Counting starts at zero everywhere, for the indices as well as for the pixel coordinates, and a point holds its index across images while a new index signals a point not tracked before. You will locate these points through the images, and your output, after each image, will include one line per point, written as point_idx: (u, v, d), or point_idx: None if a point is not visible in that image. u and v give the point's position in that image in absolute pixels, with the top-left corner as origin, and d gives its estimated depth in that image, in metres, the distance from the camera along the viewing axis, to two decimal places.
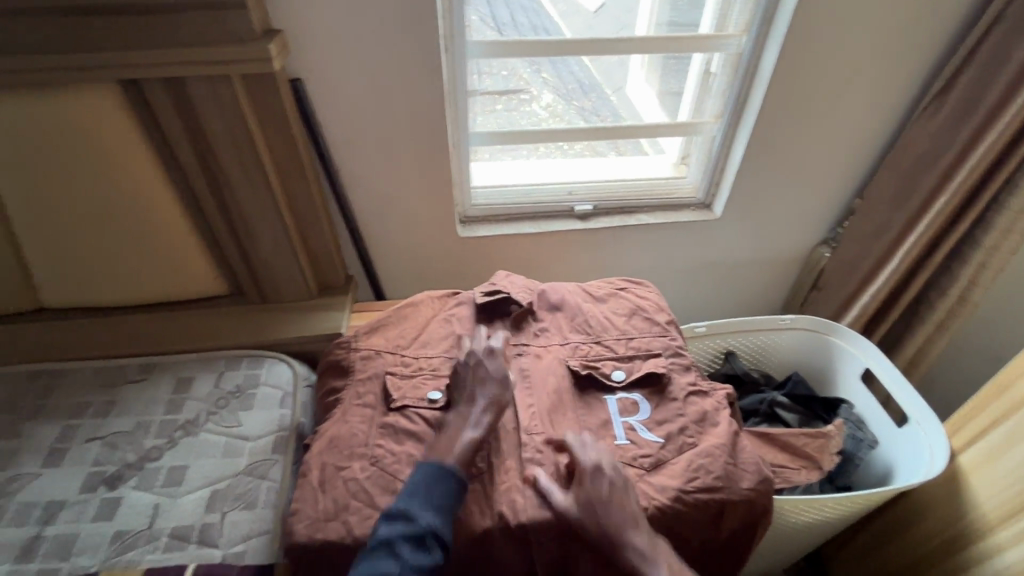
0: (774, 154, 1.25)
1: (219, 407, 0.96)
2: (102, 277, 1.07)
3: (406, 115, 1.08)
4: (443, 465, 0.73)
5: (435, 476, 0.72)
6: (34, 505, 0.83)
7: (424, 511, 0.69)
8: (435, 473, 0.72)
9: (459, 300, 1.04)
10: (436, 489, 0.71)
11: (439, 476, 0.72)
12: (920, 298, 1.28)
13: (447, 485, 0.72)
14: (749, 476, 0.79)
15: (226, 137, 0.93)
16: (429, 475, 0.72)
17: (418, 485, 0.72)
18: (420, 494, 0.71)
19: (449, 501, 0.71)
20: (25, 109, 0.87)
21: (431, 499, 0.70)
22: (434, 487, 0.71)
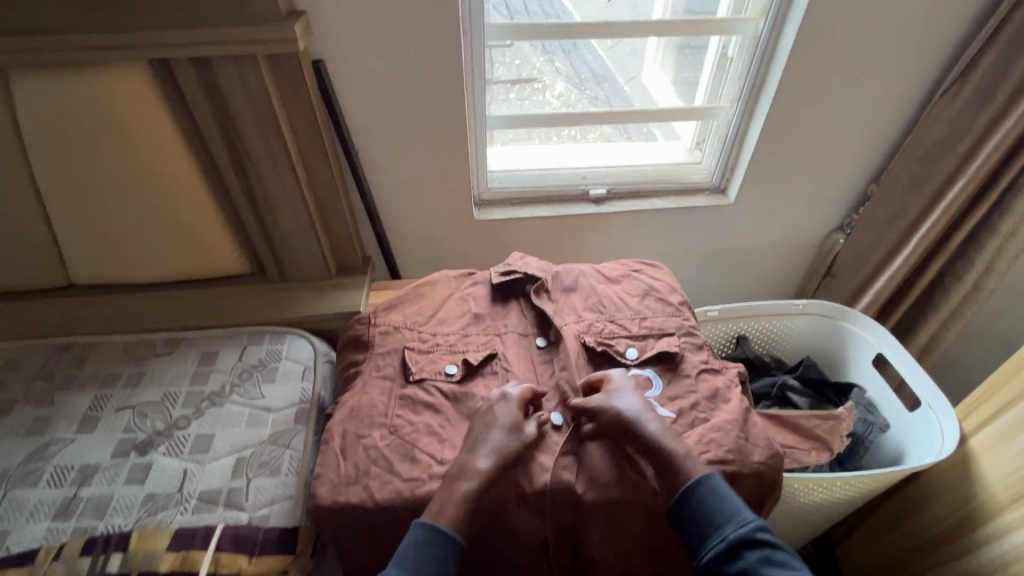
0: (789, 139, 1.25)
1: (243, 380, 1.00)
2: (130, 254, 1.10)
3: (423, 98, 1.09)
4: (432, 526, 0.68)
5: (425, 538, 0.67)
6: (70, 468, 0.87)
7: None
8: (424, 536, 0.67)
9: (475, 280, 1.06)
10: (425, 552, 0.66)
11: (428, 539, 0.67)
12: (935, 285, 1.27)
13: (436, 550, 0.66)
14: (760, 450, 0.80)
15: (250, 116, 0.96)
16: (418, 539, 0.67)
17: (407, 549, 0.67)
18: (407, 561, 0.65)
19: (438, 568, 0.66)
20: (58, 88, 0.90)
21: (419, 564, 0.65)
22: (424, 550, 0.66)
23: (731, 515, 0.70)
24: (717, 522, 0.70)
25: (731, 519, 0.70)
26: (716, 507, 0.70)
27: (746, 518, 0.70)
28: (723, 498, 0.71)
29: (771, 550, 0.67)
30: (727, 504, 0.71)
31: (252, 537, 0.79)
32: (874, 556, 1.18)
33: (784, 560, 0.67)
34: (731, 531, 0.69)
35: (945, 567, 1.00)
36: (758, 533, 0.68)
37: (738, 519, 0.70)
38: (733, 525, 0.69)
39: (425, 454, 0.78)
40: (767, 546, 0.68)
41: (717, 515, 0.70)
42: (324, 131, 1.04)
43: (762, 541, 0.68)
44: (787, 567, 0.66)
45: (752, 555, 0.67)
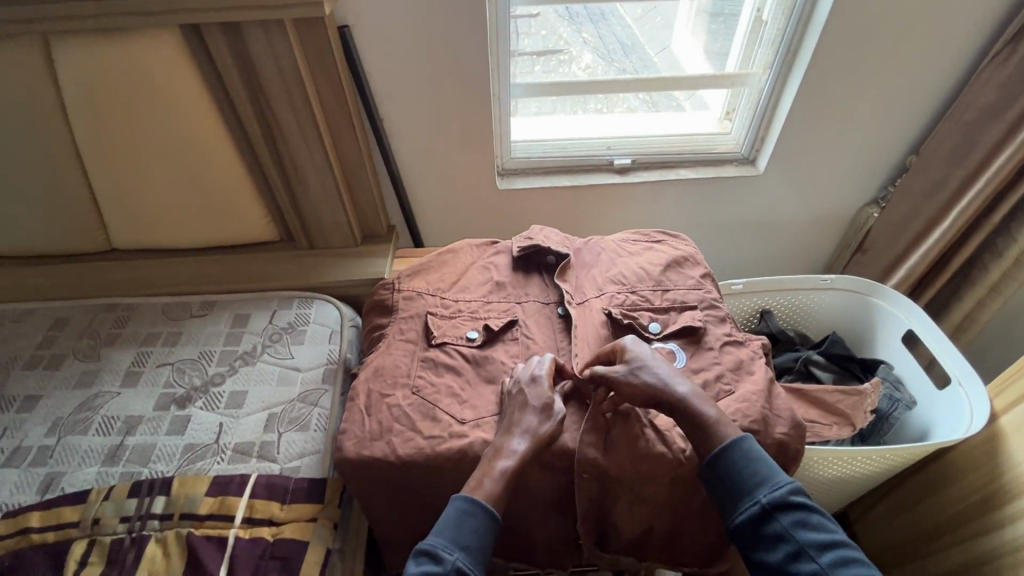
0: (824, 106, 1.20)
1: (274, 341, 1.04)
2: (166, 219, 1.15)
3: (446, 65, 1.09)
4: (473, 500, 0.69)
5: (466, 511, 0.68)
6: (116, 418, 0.93)
7: (452, 548, 0.66)
8: (466, 508, 0.69)
9: (497, 250, 1.07)
10: (466, 524, 0.68)
11: (470, 513, 0.68)
12: (973, 260, 1.22)
13: (476, 523, 0.68)
14: (783, 421, 0.80)
15: (278, 81, 0.97)
16: (460, 510, 0.68)
17: (448, 519, 0.68)
18: (448, 532, 0.67)
19: (477, 540, 0.68)
20: (96, 55, 0.93)
21: (459, 535, 0.67)
22: (464, 522, 0.68)
23: (763, 480, 0.71)
24: (750, 487, 0.71)
25: (763, 484, 0.70)
26: (748, 471, 0.71)
27: (780, 482, 0.70)
28: (756, 462, 0.71)
29: (805, 513, 0.69)
30: (759, 469, 0.71)
31: (284, 486, 0.83)
32: (893, 532, 1.18)
33: (817, 522, 0.68)
34: (764, 495, 0.70)
35: (965, 545, 0.99)
36: (791, 497, 0.69)
37: (772, 483, 0.70)
38: (766, 490, 0.70)
39: (445, 414, 0.80)
40: (801, 509, 0.69)
41: (749, 480, 0.71)
42: (350, 98, 1.05)
43: (796, 505, 0.69)
44: (821, 529, 0.67)
45: (786, 518, 0.68)
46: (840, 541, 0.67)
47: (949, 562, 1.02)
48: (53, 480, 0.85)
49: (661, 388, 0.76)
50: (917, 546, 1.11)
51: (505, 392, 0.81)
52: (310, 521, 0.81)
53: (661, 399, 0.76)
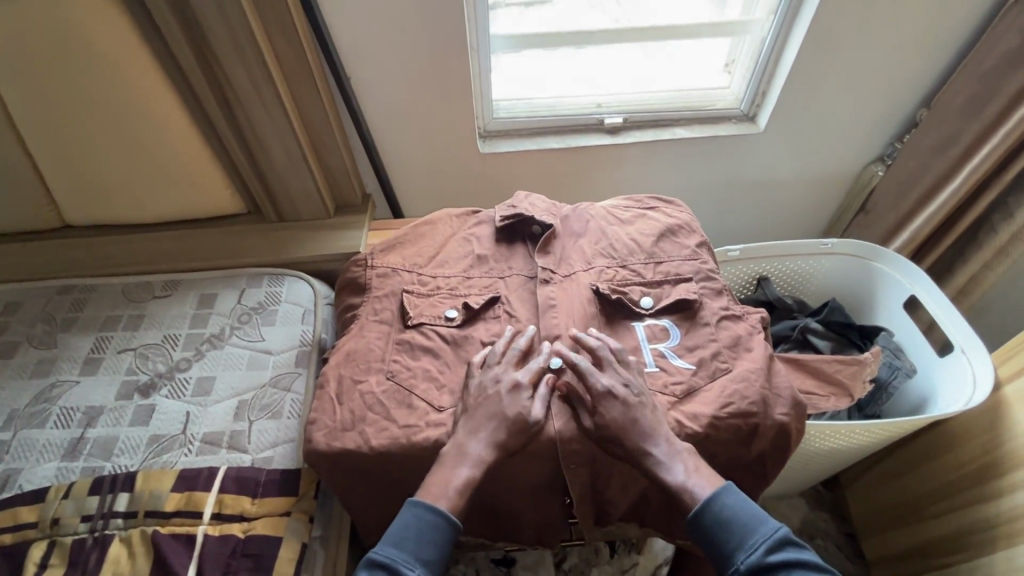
0: (831, 56, 1.11)
1: (243, 322, 0.97)
2: (120, 191, 1.06)
3: (416, 14, 0.98)
4: (439, 511, 0.65)
5: (432, 522, 0.65)
6: (75, 410, 0.87)
7: (413, 563, 0.62)
8: (431, 520, 0.65)
9: (479, 220, 1.00)
10: (429, 538, 0.64)
11: (435, 525, 0.65)
12: (981, 222, 1.16)
13: (439, 536, 0.65)
14: (784, 401, 0.76)
15: (226, 35, 0.87)
16: (424, 523, 0.64)
17: (410, 530, 0.64)
18: (409, 544, 0.63)
19: (439, 554, 0.64)
20: (13, 9, 0.82)
21: (420, 549, 0.63)
22: (429, 533, 0.64)
23: (739, 542, 0.65)
24: (728, 552, 0.65)
25: (739, 546, 0.64)
26: (721, 534, 0.66)
27: (757, 541, 0.64)
28: (729, 522, 0.66)
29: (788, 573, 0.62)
30: (733, 530, 0.65)
31: (255, 479, 0.79)
32: (883, 497, 1.17)
33: None
34: (742, 559, 0.63)
35: (960, 513, 0.97)
36: (771, 558, 0.63)
37: (748, 544, 0.64)
38: (743, 553, 0.64)
39: (423, 401, 0.76)
40: (783, 569, 0.62)
41: (724, 544, 0.65)
42: (310, 52, 0.95)
43: (777, 565, 0.62)
44: None
45: None
46: None
47: (941, 531, 1.01)
48: (9, 478, 0.80)
49: (624, 422, 0.70)
50: (908, 512, 1.10)
51: (473, 377, 0.76)
52: (283, 515, 0.77)
53: (626, 444, 0.70)
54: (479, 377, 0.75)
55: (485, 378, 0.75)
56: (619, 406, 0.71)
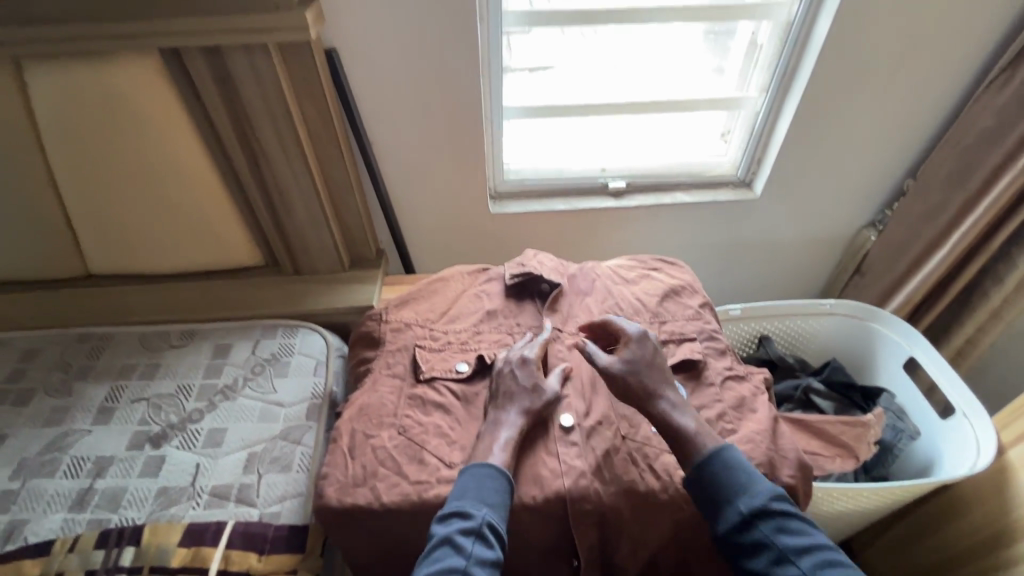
0: (820, 130, 1.19)
1: (256, 373, 0.99)
2: (146, 244, 1.11)
3: (436, 86, 1.06)
4: (489, 464, 0.71)
5: (486, 472, 0.71)
6: (86, 459, 0.88)
7: (479, 505, 0.68)
8: (485, 471, 0.71)
9: (489, 277, 1.03)
10: (488, 485, 0.70)
11: (489, 474, 0.71)
12: (973, 286, 1.20)
13: (497, 483, 0.70)
14: (790, 464, 0.77)
15: (262, 106, 0.94)
16: (481, 475, 0.70)
17: (469, 483, 0.70)
18: (471, 493, 0.69)
19: (502, 496, 0.70)
20: (70, 79, 0.89)
21: (483, 494, 0.69)
22: (487, 482, 0.70)
23: (743, 490, 0.70)
24: (733, 498, 0.70)
25: (743, 492, 0.70)
26: (728, 481, 0.71)
27: (759, 489, 0.70)
28: (736, 471, 0.71)
29: (785, 519, 0.69)
30: (739, 481, 0.71)
31: (262, 534, 0.79)
32: (895, 565, 1.15)
33: (797, 528, 0.68)
34: (744, 503, 0.69)
35: None
36: (773, 504, 0.69)
37: (753, 491, 0.70)
38: (746, 498, 0.70)
39: (433, 457, 0.76)
40: (781, 515, 0.69)
41: (728, 489, 0.70)
42: (337, 120, 1.02)
43: (777, 512, 0.69)
44: (802, 535, 0.68)
45: (767, 526, 0.68)
46: (820, 545, 0.68)
47: None
48: (15, 529, 0.80)
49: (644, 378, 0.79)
50: None
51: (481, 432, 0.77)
52: (290, 572, 0.77)
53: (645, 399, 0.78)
54: (484, 428, 0.77)
55: (489, 429, 0.77)
56: (643, 357, 0.82)
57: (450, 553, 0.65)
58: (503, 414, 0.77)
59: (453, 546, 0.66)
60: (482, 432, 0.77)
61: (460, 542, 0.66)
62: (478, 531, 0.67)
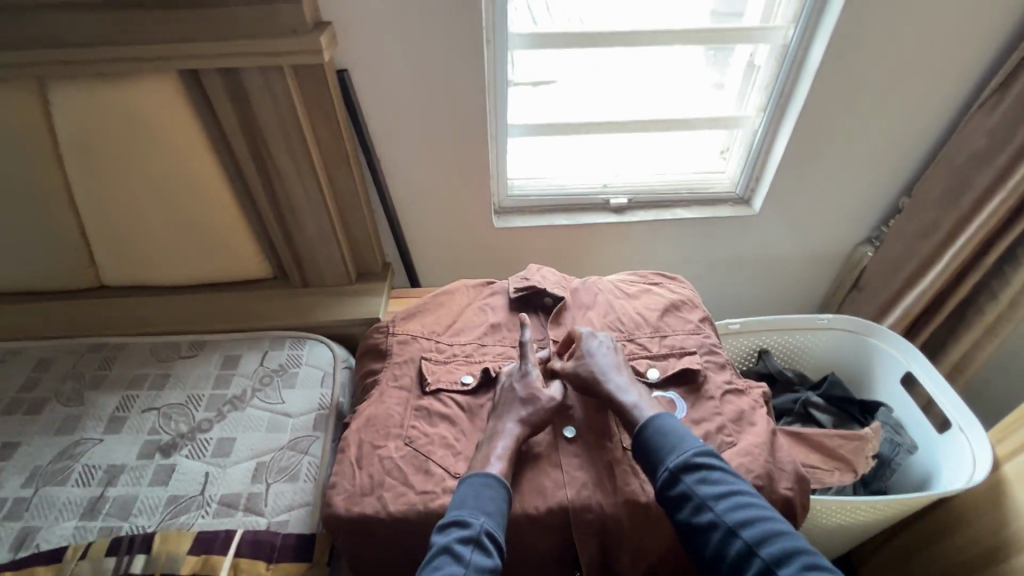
0: (817, 149, 1.22)
1: (264, 384, 1.01)
2: (159, 256, 1.13)
3: (444, 105, 1.09)
4: (486, 474, 0.73)
5: (483, 482, 0.72)
6: (97, 468, 0.89)
7: (477, 514, 0.70)
8: (482, 481, 0.72)
9: (494, 290, 1.06)
10: (485, 494, 0.71)
11: (485, 483, 0.72)
12: (968, 302, 1.23)
13: (493, 492, 0.72)
14: (788, 476, 0.78)
15: (275, 124, 0.97)
16: (478, 484, 0.72)
17: (467, 492, 0.72)
18: (468, 502, 0.71)
19: (499, 505, 0.71)
20: (91, 98, 0.93)
21: (481, 503, 0.71)
22: (483, 491, 0.72)
23: (671, 446, 0.74)
24: (661, 453, 0.74)
25: (671, 450, 0.74)
26: (657, 444, 0.75)
27: (686, 447, 0.74)
28: (666, 433, 0.76)
29: (706, 470, 0.72)
30: (669, 438, 0.75)
31: (271, 543, 0.80)
32: None
33: (717, 478, 0.71)
34: (672, 460, 0.73)
35: None
36: (695, 458, 0.73)
37: (679, 449, 0.74)
38: (673, 455, 0.74)
39: (439, 467, 0.78)
40: (703, 468, 0.72)
41: (658, 450, 0.75)
42: (346, 137, 1.05)
43: (700, 465, 0.72)
44: (720, 484, 0.71)
45: (690, 478, 0.71)
46: (737, 492, 0.70)
47: None
48: (27, 537, 0.81)
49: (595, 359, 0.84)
50: None
51: (486, 443, 0.78)
52: None
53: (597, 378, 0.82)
54: (484, 440, 0.78)
55: (489, 439, 0.78)
56: (593, 344, 0.87)
57: (449, 562, 0.66)
58: (501, 424, 0.79)
59: (452, 555, 0.66)
60: (485, 443, 0.79)
61: (459, 551, 0.67)
62: (477, 539, 0.67)
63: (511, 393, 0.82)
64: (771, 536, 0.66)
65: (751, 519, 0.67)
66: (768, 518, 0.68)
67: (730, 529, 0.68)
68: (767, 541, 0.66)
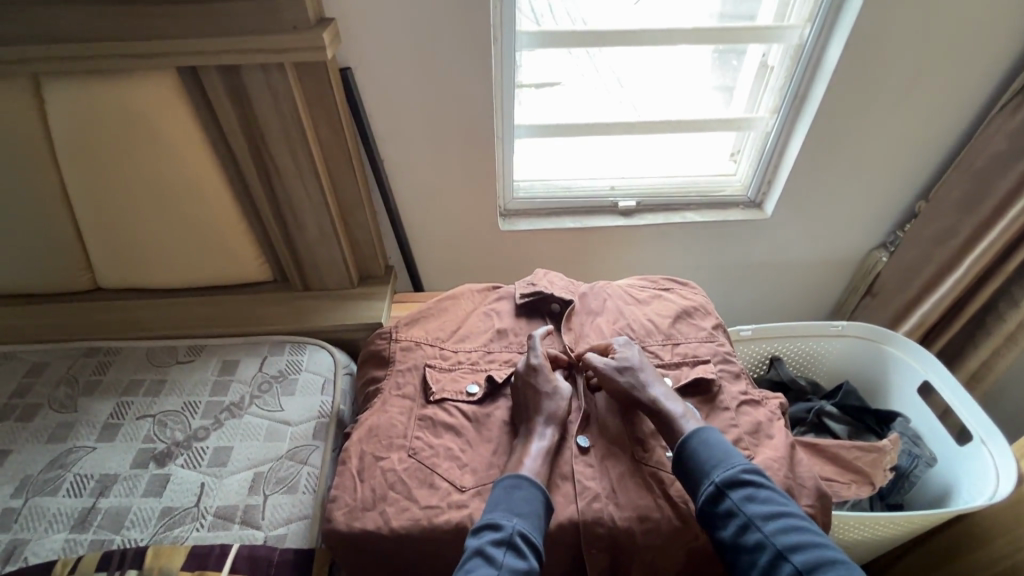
0: (832, 152, 1.19)
1: (263, 391, 0.98)
2: (157, 259, 1.11)
3: (450, 104, 1.07)
4: (519, 475, 0.72)
5: (514, 483, 0.71)
6: (89, 477, 0.86)
7: (509, 516, 0.68)
8: (514, 482, 0.71)
9: (500, 295, 1.03)
10: (517, 495, 0.70)
11: (517, 485, 0.71)
12: (987, 309, 1.19)
13: (526, 493, 0.70)
14: (808, 492, 0.75)
15: (276, 123, 0.94)
16: (509, 486, 0.70)
17: (500, 494, 0.70)
18: (500, 504, 0.69)
19: (532, 506, 0.69)
20: (87, 96, 0.90)
21: (513, 504, 0.69)
22: (516, 493, 0.70)
23: (717, 461, 0.72)
24: (706, 467, 0.72)
25: (718, 465, 0.72)
26: (704, 457, 0.73)
27: (733, 463, 0.72)
28: (714, 447, 0.73)
29: (754, 489, 0.70)
30: (716, 452, 0.73)
31: (268, 558, 0.77)
32: None
33: (766, 497, 0.69)
34: (719, 474, 0.71)
35: None
36: (743, 475, 0.71)
37: (726, 464, 0.72)
38: (720, 470, 0.71)
39: (444, 480, 0.75)
40: (752, 486, 0.70)
41: (704, 463, 0.72)
42: (350, 138, 1.03)
43: (748, 482, 0.70)
44: (770, 503, 0.68)
45: (737, 494, 0.69)
46: (787, 513, 0.68)
47: None
48: (15, 550, 0.78)
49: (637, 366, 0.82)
50: None
51: None
52: None
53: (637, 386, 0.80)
54: (518, 443, 0.77)
55: (523, 442, 0.77)
56: (635, 354, 0.85)
57: (481, 564, 0.64)
58: (534, 425, 0.78)
59: (484, 557, 0.65)
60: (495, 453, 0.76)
61: (491, 553, 0.65)
62: (509, 541, 0.65)
63: (541, 392, 0.81)
64: (824, 562, 0.63)
65: (802, 543, 0.65)
66: (820, 543, 0.65)
67: (778, 551, 0.65)
68: (817, 567, 0.63)
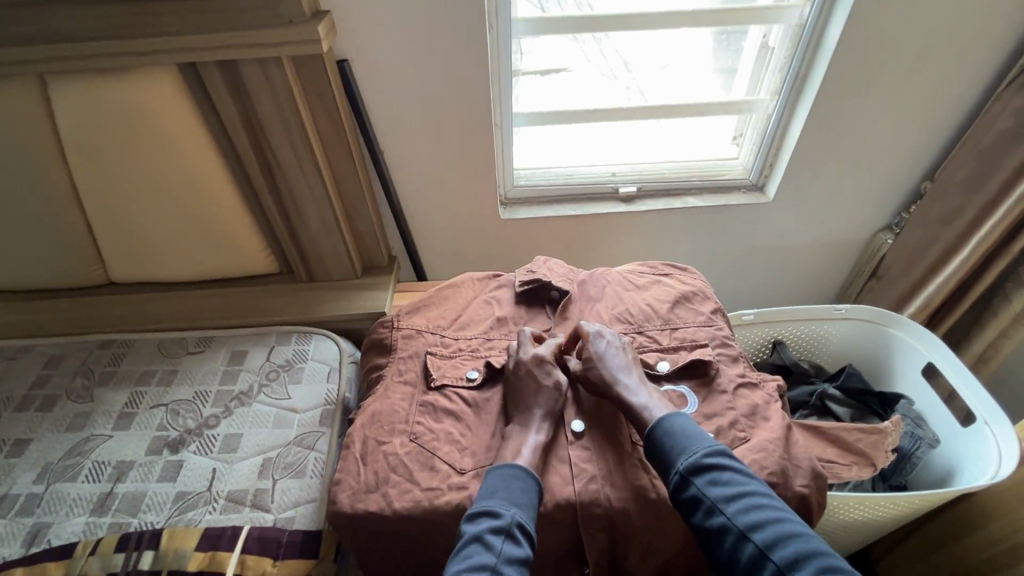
0: (834, 133, 1.18)
1: (271, 379, 1.01)
2: (165, 253, 1.13)
3: (448, 94, 1.07)
4: (516, 465, 0.72)
5: (513, 473, 0.71)
6: (107, 464, 0.90)
7: (508, 505, 0.68)
8: (512, 472, 0.71)
9: (500, 283, 1.04)
10: (515, 485, 0.70)
11: (516, 475, 0.71)
12: (994, 290, 1.18)
13: (523, 483, 0.71)
14: (803, 472, 0.76)
15: (275, 117, 0.96)
16: (507, 475, 0.71)
17: (497, 483, 0.71)
18: (499, 492, 0.70)
19: (529, 497, 0.70)
20: (91, 95, 0.92)
21: (511, 494, 0.69)
22: (514, 482, 0.71)
23: (681, 447, 0.72)
24: (670, 455, 0.72)
25: (681, 452, 0.71)
26: (668, 446, 0.73)
27: (697, 448, 0.72)
28: (677, 435, 0.73)
29: (717, 472, 0.69)
30: (680, 439, 0.73)
31: (277, 540, 0.80)
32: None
33: (728, 479, 0.69)
34: (682, 462, 0.71)
35: None
36: (706, 459, 0.70)
37: (690, 450, 0.72)
38: (683, 457, 0.71)
39: (445, 463, 0.77)
40: (715, 470, 0.70)
41: (668, 451, 0.72)
42: (349, 130, 1.04)
43: (711, 467, 0.70)
44: (732, 485, 0.68)
45: (700, 480, 0.69)
46: (750, 493, 0.67)
47: None
48: (38, 532, 0.82)
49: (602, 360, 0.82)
50: None
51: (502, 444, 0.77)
52: None
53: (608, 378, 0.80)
54: (504, 431, 0.78)
55: (516, 430, 0.78)
56: (602, 345, 0.85)
57: (481, 550, 0.65)
58: (526, 412, 0.79)
59: (483, 543, 0.65)
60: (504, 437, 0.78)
61: (490, 540, 0.65)
62: (508, 530, 0.66)
63: (530, 378, 0.82)
64: (786, 537, 0.63)
65: (762, 522, 0.65)
66: (782, 520, 0.65)
67: (741, 532, 0.65)
68: (777, 544, 0.63)
